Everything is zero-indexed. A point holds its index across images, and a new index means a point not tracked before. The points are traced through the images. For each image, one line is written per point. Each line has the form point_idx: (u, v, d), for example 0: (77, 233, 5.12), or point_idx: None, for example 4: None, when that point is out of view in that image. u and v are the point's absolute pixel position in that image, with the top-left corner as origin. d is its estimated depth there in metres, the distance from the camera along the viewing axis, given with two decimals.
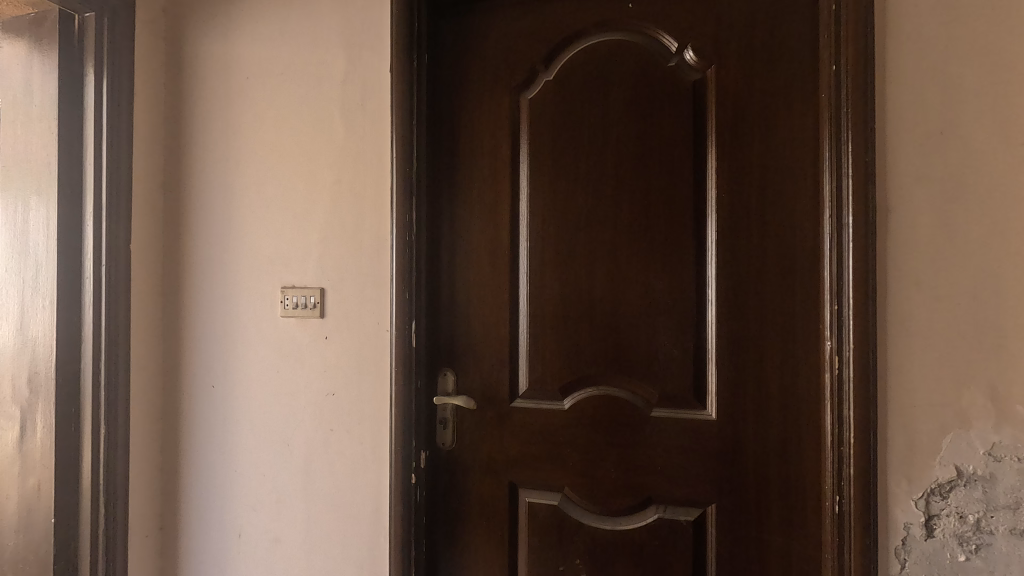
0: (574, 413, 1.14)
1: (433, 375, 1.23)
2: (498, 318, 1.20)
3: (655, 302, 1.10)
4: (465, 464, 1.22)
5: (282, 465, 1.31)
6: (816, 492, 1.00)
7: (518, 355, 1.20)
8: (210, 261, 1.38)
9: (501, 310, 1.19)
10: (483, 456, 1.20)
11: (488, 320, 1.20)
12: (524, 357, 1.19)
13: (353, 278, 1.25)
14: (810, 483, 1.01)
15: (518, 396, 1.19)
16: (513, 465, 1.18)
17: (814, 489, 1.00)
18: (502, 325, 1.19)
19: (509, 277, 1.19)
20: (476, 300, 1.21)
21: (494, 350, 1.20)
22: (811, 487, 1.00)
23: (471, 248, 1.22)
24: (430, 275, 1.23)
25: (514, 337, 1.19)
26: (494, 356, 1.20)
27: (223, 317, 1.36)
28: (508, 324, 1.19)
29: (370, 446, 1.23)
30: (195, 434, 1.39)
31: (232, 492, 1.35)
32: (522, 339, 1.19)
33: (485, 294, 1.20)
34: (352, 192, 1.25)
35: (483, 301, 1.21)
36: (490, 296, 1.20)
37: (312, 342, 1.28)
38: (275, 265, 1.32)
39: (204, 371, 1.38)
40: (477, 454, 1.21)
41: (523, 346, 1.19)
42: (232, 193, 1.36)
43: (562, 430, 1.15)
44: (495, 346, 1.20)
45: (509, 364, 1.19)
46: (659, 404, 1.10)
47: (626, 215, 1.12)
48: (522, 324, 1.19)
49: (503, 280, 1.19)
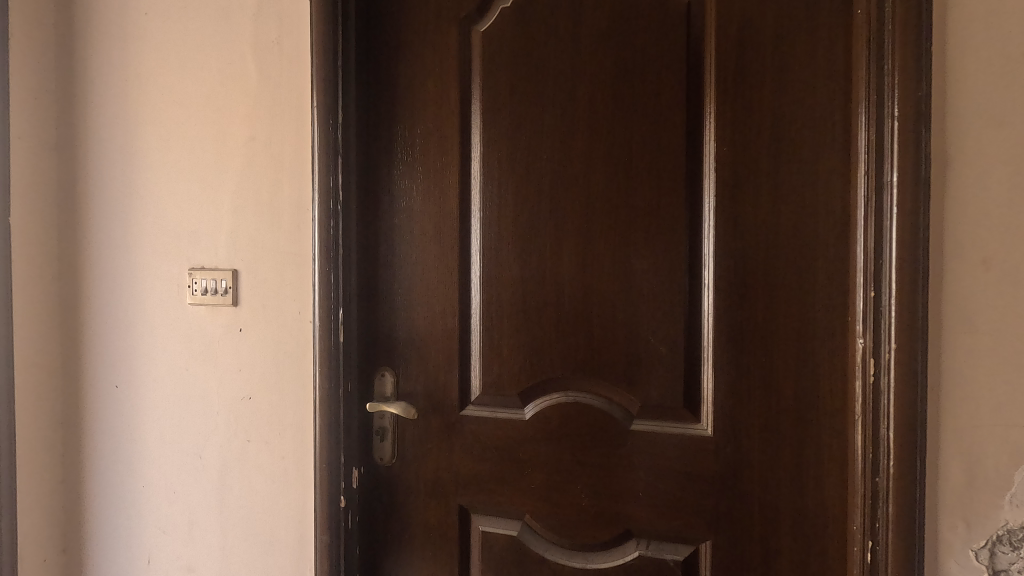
0: (536, 424, 0.92)
1: (369, 376, 1.02)
2: (445, 306, 0.97)
3: (637, 287, 0.87)
4: (407, 483, 1.00)
5: (194, 481, 1.09)
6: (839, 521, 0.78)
7: (470, 352, 0.98)
8: (111, 237, 1.15)
9: (451, 297, 0.97)
10: (428, 475, 0.99)
11: (433, 309, 0.98)
12: (477, 354, 0.97)
13: (271, 257, 1.02)
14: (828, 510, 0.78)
15: (470, 401, 0.97)
16: (464, 486, 0.97)
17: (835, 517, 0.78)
18: (452, 315, 0.97)
19: (459, 257, 0.96)
20: (420, 286, 0.98)
21: (442, 347, 0.98)
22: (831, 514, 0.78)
23: (413, 221, 0.99)
24: (364, 254, 1.01)
25: (465, 330, 0.97)
26: (442, 354, 0.98)
27: (126, 305, 1.14)
28: (459, 314, 0.96)
29: (293, 461, 1.02)
30: (98, 442, 1.18)
31: (140, 511, 1.14)
32: (475, 333, 0.97)
33: (431, 278, 0.98)
34: (268, 152, 1.02)
35: (428, 287, 0.98)
36: (436, 280, 0.97)
37: (224, 335, 1.06)
38: (182, 242, 1.09)
39: (107, 369, 1.16)
40: (422, 471, 0.99)
41: (476, 342, 0.97)
42: (133, 155, 1.13)
43: (520, 443, 0.93)
44: (442, 342, 0.98)
45: (458, 364, 0.97)
46: (640, 415, 0.87)
47: (601, 177, 0.88)
48: (475, 314, 0.97)
49: (452, 260, 0.96)
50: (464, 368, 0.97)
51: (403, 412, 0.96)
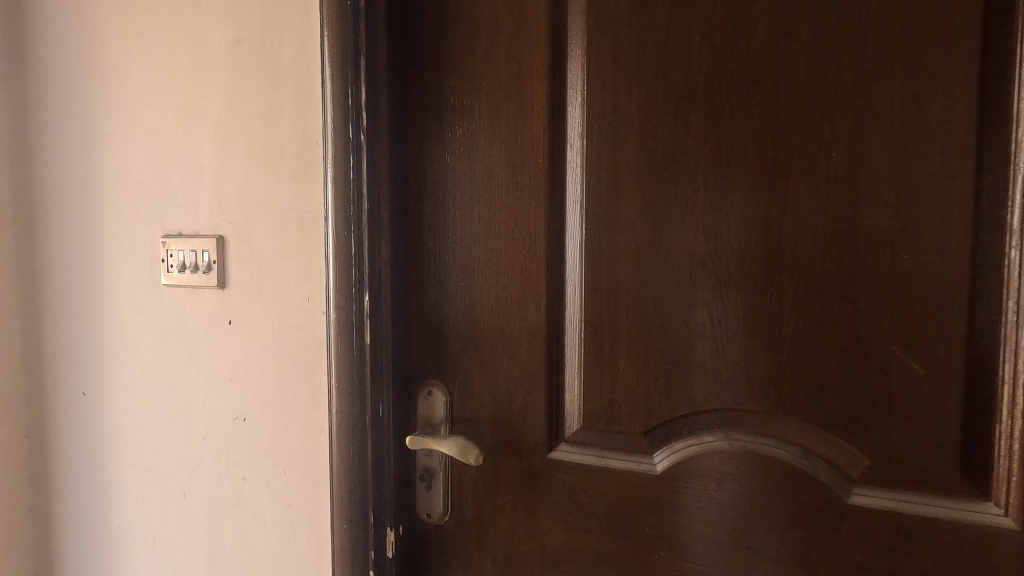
0: (676, 484, 0.58)
1: (410, 394, 0.69)
2: (525, 290, 0.63)
3: (868, 262, 0.50)
4: (465, 554, 0.68)
5: (176, 526, 0.80)
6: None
7: (562, 363, 0.63)
8: (70, 196, 0.86)
9: (534, 276, 0.62)
10: (498, 546, 0.66)
11: (505, 297, 0.64)
12: (575, 367, 0.62)
13: (267, 217, 0.70)
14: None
15: (563, 439, 0.63)
16: (554, 567, 0.63)
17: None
18: (536, 305, 0.62)
19: (547, 215, 0.62)
20: (486, 262, 0.64)
21: (518, 355, 0.64)
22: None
23: (474, 161, 0.64)
24: (399, 213, 0.67)
25: (555, 329, 0.62)
26: (518, 366, 0.64)
27: (91, 285, 0.85)
28: (545, 305, 0.62)
29: (302, 514, 0.70)
30: (67, 462, 0.91)
31: (114, 557, 0.87)
32: (571, 334, 0.62)
33: (503, 250, 0.63)
34: (262, 61, 0.69)
35: (499, 263, 0.64)
36: (511, 251, 0.63)
37: (208, 330, 0.75)
38: (153, 199, 0.78)
39: (72, 369, 0.89)
40: (489, 540, 0.66)
41: (572, 349, 0.62)
42: (93, 81, 0.83)
43: (646, 509, 0.59)
44: (518, 347, 0.63)
45: (544, 381, 0.63)
46: (864, 480, 0.51)
47: (803, 71, 0.51)
48: (571, 305, 0.62)
49: (536, 220, 0.62)
50: (552, 389, 0.63)
51: (460, 454, 0.62)
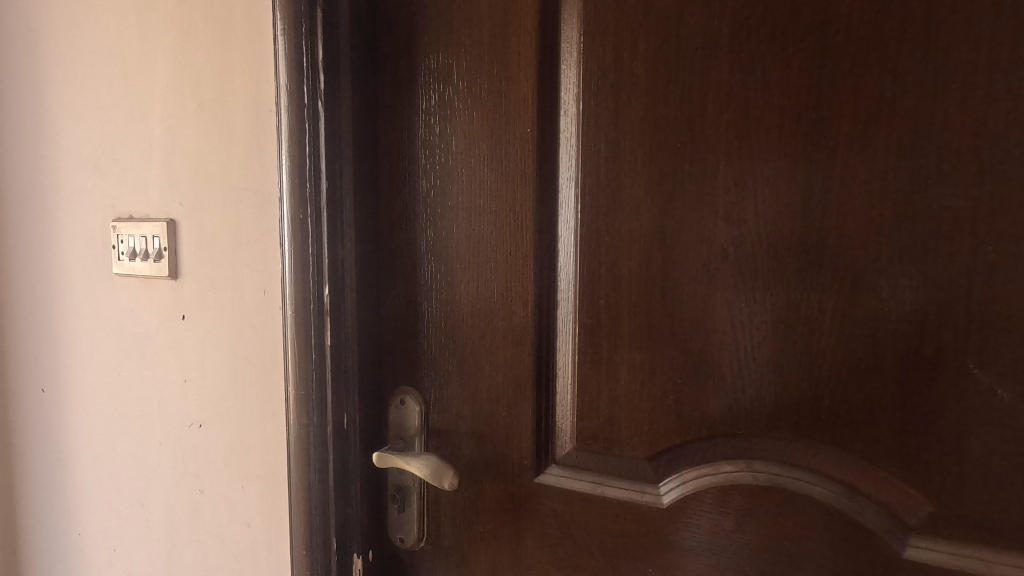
0: (687, 521, 0.48)
1: (381, 402, 0.60)
2: (510, 285, 0.53)
3: (934, 256, 0.39)
4: None
5: (135, 539, 0.73)
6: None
7: (553, 372, 0.53)
8: (23, 176, 0.78)
9: (521, 268, 0.53)
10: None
11: (487, 292, 0.54)
12: (568, 378, 0.52)
13: (219, 199, 0.61)
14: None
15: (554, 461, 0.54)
16: None
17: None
18: (522, 303, 0.53)
19: (535, 196, 0.52)
20: (465, 252, 0.55)
21: (502, 361, 0.54)
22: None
23: (452, 131, 0.54)
24: (367, 192, 0.57)
25: (545, 332, 0.53)
26: (502, 374, 0.54)
27: (44, 275, 0.78)
28: (533, 303, 0.52)
29: (262, 534, 0.63)
30: (30, 464, 0.85)
31: (76, 569, 0.80)
32: (564, 338, 0.52)
33: (485, 238, 0.54)
34: (212, 18, 0.60)
35: (480, 253, 0.54)
36: (494, 238, 0.53)
37: (162, 325, 0.67)
38: (102, 179, 0.70)
39: (31, 364, 0.82)
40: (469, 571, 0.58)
41: (564, 356, 0.52)
42: (41, 48, 0.74)
43: (649, 547, 0.50)
44: (502, 352, 0.54)
45: (531, 393, 0.53)
46: (922, 529, 0.41)
47: (855, 11, 0.40)
48: (563, 303, 0.52)
49: (523, 202, 0.52)
50: (541, 402, 0.53)
51: (432, 477, 0.53)
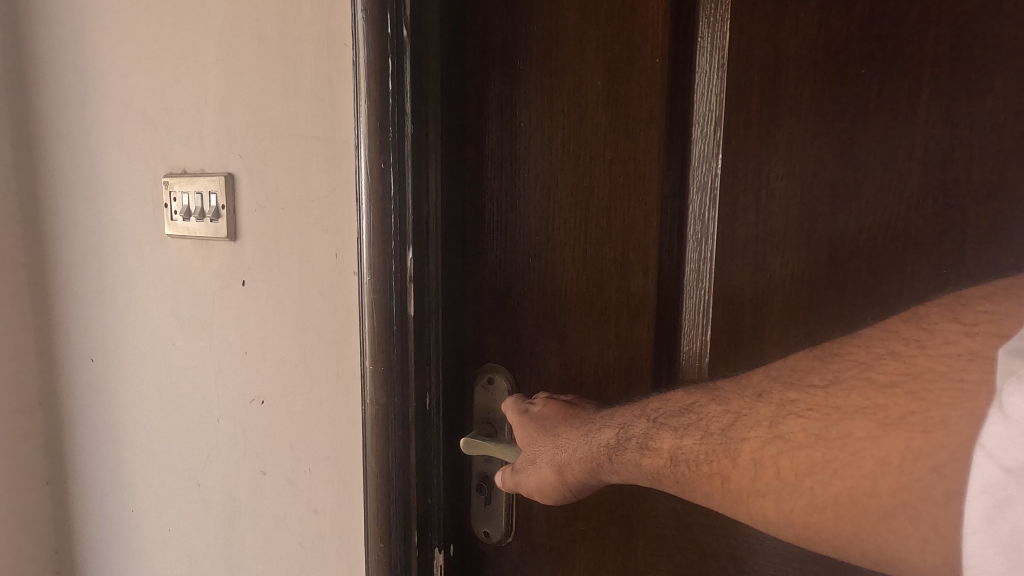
0: None
1: (464, 383, 0.53)
2: (624, 249, 0.45)
3: None
4: None
5: (193, 519, 0.69)
6: (915, 437, 0.21)
7: (675, 353, 0.45)
8: (67, 130, 0.73)
9: (639, 231, 0.45)
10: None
11: (596, 260, 0.46)
12: (696, 360, 0.44)
13: (282, 150, 0.54)
14: (789, 388, 0.26)
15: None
16: None
17: (831, 421, 0.24)
18: (640, 272, 0.45)
19: (660, 144, 0.43)
20: (569, 212, 0.47)
21: (611, 339, 0.47)
22: (902, 399, 0.22)
23: (555, 68, 0.46)
24: (453, 141, 0.50)
25: (667, 307, 0.45)
26: (610, 355, 0.47)
27: (93, 236, 0.73)
28: (655, 272, 0.45)
29: (330, 521, 0.57)
30: (82, 436, 0.81)
31: (131, 545, 0.77)
32: (691, 314, 0.44)
33: (594, 196, 0.46)
34: None
35: (588, 215, 0.46)
36: (605, 193, 0.45)
37: (219, 292, 0.61)
38: (153, 131, 0.64)
39: (80, 332, 0.78)
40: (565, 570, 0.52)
41: (691, 335, 0.44)
42: None
43: (796, 559, 0.42)
44: (612, 329, 0.46)
45: (647, 376, 0.46)
46: None
47: None
48: (692, 271, 0.43)
49: (644, 152, 0.44)
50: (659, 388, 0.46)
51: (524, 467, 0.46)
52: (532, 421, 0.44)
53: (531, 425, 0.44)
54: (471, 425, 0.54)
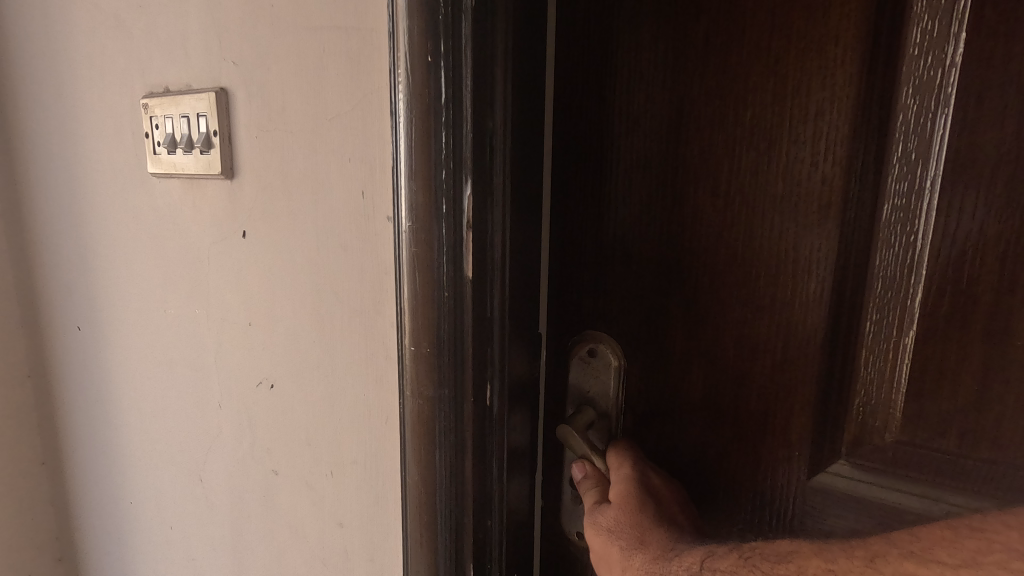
0: None
1: (551, 357, 0.41)
2: (793, 177, 0.32)
3: None
4: None
5: (197, 518, 0.58)
6: None
7: (861, 321, 0.33)
8: (35, 46, 0.59)
9: (815, 158, 0.32)
10: None
11: (747, 198, 0.34)
12: (892, 331, 0.32)
13: (289, 52, 0.39)
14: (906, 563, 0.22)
15: (840, 459, 0.35)
16: None
17: None
18: (812, 216, 0.32)
19: (862, 29, 0.30)
20: (710, 133, 0.34)
21: (765, 307, 0.34)
22: None
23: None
24: (530, 27, 0.35)
25: (851, 261, 0.32)
26: (761, 328, 0.35)
27: (71, 178, 0.60)
28: (836, 214, 0.32)
29: (358, 539, 0.45)
30: (75, 413, 0.71)
31: (132, 540, 0.67)
32: (887, 272, 0.32)
33: (749, 107, 0.33)
34: None
35: (739, 136, 0.33)
36: (769, 98, 0.32)
37: (214, 248, 0.48)
38: (128, 37, 0.49)
39: (65, 294, 0.66)
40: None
41: (881, 304, 0.32)
42: None
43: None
44: (763, 292, 0.34)
45: (809, 356, 0.34)
46: None
47: None
48: (897, 209, 0.31)
49: (839, 39, 0.30)
50: (822, 372, 0.34)
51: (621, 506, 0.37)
52: (649, 491, 0.36)
53: (645, 492, 0.36)
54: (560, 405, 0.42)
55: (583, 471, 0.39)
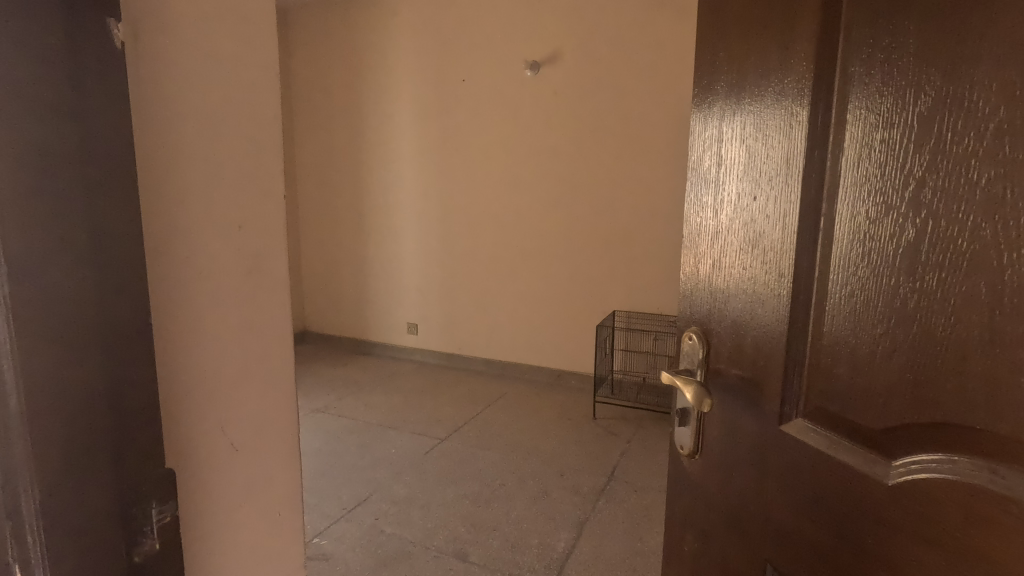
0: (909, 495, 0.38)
1: (754, 311, 0.50)
2: (890, 263, 0.38)
3: None
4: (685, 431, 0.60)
5: None
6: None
7: (908, 388, 0.38)
8: None
9: (925, 256, 0.36)
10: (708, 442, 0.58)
11: (778, 178, 0.47)
12: (890, 383, 0.39)
13: None
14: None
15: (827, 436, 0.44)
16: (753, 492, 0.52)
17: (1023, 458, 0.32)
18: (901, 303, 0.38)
19: (944, 158, 0.35)
20: (876, 108, 0.39)
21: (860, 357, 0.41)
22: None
23: (719, 59, 0.52)
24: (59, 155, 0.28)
25: (877, 255, 0.39)
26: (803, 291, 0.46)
27: None
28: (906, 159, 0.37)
29: None
30: None
31: None
32: (959, 206, 0.34)
33: (875, 83, 0.39)
34: None
35: (763, 130, 0.47)
36: (916, 208, 0.37)
37: None
38: None
39: None
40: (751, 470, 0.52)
41: (910, 366, 0.38)
42: None
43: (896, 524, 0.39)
44: (830, 243, 0.43)
45: (932, 279, 0.36)
46: None
47: None
48: (914, 295, 0.37)
49: (941, 125, 0.35)
50: (961, 287, 0.34)
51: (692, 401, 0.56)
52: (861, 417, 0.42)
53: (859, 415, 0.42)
54: (712, 306, 0.55)
55: (815, 440, 0.45)
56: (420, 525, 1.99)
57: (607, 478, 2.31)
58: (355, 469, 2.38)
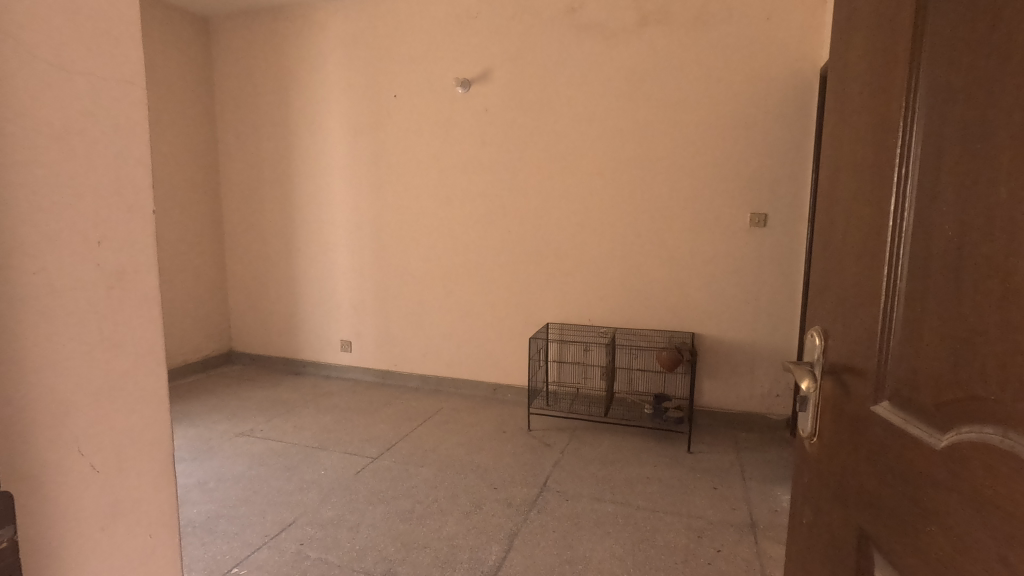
0: (944, 461, 0.43)
1: (851, 306, 0.56)
2: (945, 263, 0.44)
3: None
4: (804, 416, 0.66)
5: None
6: None
7: (954, 369, 0.43)
8: None
9: (968, 254, 0.42)
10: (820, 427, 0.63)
11: (871, 188, 0.53)
12: (940, 366, 0.44)
13: None
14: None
15: (893, 413, 0.49)
16: (845, 469, 0.57)
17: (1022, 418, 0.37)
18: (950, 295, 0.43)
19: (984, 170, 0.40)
20: (933, 129, 0.45)
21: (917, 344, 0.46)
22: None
23: (847, 94, 0.59)
24: None
25: (935, 255, 0.45)
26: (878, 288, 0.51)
27: None
28: (963, 175, 0.42)
29: None
30: None
31: None
32: (993, 212, 0.39)
33: (933, 108, 0.45)
34: None
35: (867, 146, 0.54)
36: (965, 213, 0.42)
37: None
38: None
39: None
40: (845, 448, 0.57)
41: (954, 349, 0.43)
42: None
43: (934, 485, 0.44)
44: (898, 243, 0.49)
45: (975, 275, 0.41)
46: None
47: None
48: (960, 287, 0.42)
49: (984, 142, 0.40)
50: (991, 279, 0.40)
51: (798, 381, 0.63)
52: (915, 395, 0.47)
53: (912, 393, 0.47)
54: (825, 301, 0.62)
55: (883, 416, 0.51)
56: (348, 548, 1.93)
57: (540, 489, 2.33)
58: (280, 494, 2.29)
